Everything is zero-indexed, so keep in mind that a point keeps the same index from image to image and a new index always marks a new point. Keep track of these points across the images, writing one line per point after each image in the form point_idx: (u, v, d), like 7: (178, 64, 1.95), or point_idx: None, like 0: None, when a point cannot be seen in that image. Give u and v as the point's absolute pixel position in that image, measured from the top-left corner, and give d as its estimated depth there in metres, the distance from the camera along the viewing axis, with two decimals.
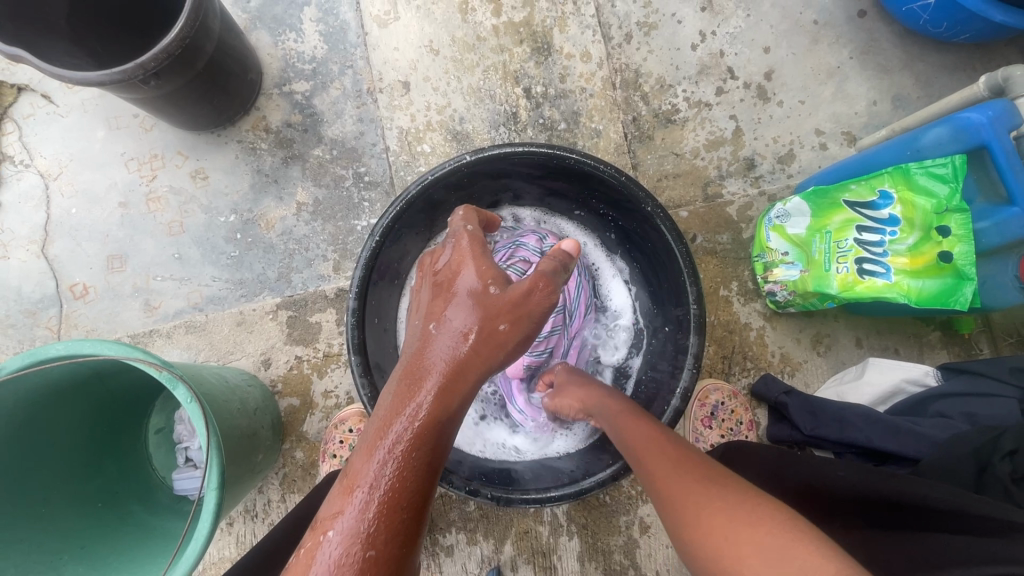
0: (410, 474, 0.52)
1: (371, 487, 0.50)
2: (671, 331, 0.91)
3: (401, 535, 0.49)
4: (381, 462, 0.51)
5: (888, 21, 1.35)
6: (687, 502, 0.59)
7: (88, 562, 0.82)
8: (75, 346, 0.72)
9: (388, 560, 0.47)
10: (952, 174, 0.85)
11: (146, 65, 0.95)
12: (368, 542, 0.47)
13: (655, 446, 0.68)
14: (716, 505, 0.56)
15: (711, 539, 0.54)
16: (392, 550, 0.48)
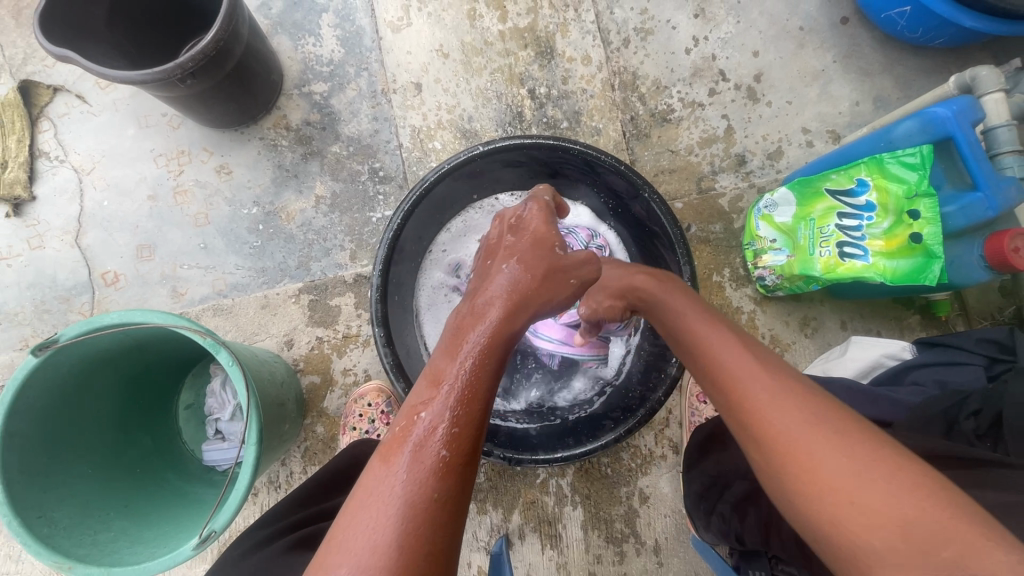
0: (487, 373, 0.54)
1: (454, 380, 0.52)
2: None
3: (479, 425, 0.52)
4: (463, 360, 0.54)
5: (868, 27, 1.44)
6: (805, 450, 0.50)
7: (132, 518, 0.89)
8: (128, 315, 0.80)
9: (471, 445, 0.51)
10: (920, 162, 0.94)
11: (184, 64, 1.03)
12: (454, 425, 0.50)
13: (750, 369, 0.58)
14: (844, 461, 0.48)
15: (837, 503, 0.48)
16: (474, 438, 0.51)
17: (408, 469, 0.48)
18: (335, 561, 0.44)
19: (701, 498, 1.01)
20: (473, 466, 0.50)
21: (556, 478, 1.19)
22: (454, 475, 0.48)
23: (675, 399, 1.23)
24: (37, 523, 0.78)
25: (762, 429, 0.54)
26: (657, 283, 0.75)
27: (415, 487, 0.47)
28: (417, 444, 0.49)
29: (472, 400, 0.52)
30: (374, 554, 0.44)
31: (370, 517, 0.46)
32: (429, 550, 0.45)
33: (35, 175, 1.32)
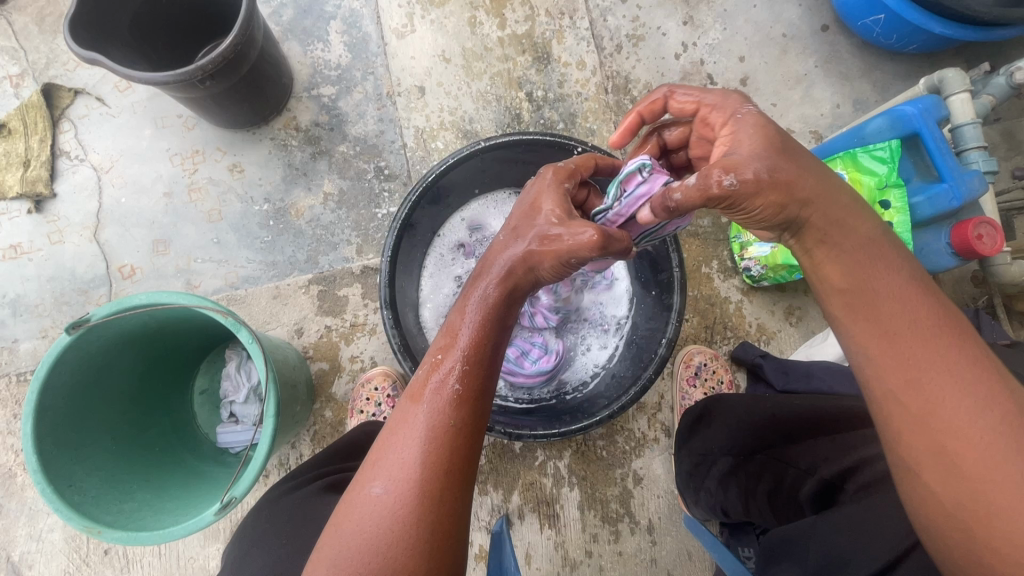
0: (493, 330, 0.66)
1: (466, 334, 0.65)
2: (659, 294, 1.04)
3: (486, 369, 0.64)
4: (471, 314, 0.67)
5: (848, 34, 1.53)
6: (976, 451, 0.51)
7: (153, 491, 0.94)
8: (156, 296, 0.86)
9: (480, 385, 0.63)
10: (889, 156, 1.01)
11: (204, 67, 1.10)
12: (465, 368, 0.63)
13: (948, 356, 0.54)
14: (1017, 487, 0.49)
15: (981, 500, 0.50)
16: (483, 379, 0.63)
17: (431, 404, 0.60)
18: (376, 475, 0.57)
19: (692, 476, 1.06)
20: (483, 401, 0.63)
21: (554, 460, 1.25)
22: (467, 407, 0.61)
23: (667, 385, 1.29)
24: (67, 490, 0.83)
25: (932, 418, 0.53)
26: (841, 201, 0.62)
27: (435, 417, 0.59)
28: (436, 385, 0.61)
29: (479, 350, 0.64)
30: (404, 467, 0.57)
31: (402, 441, 0.58)
32: (449, 463, 0.58)
33: (56, 173, 1.38)
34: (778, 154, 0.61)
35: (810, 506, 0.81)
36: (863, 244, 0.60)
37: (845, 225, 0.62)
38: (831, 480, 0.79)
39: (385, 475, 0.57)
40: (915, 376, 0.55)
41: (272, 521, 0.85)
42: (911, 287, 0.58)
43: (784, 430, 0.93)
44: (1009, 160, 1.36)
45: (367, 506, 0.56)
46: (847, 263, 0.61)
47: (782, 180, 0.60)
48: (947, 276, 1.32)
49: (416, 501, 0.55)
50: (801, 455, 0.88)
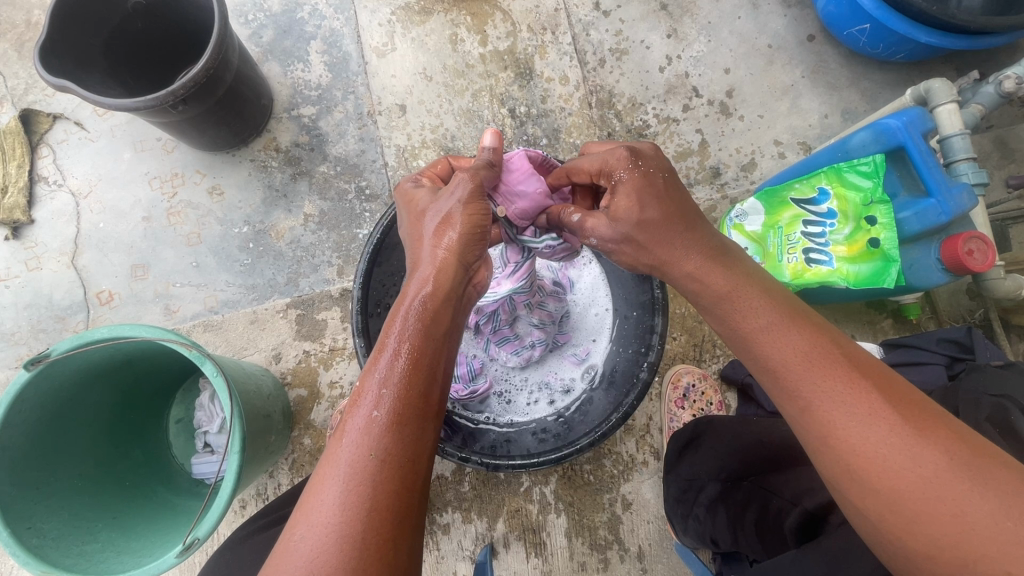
0: (425, 335, 0.61)
1: (393, 350, 0.59)
2: (641, 352, 1.00)
3: (419, 390, 0.58)
4: (400, 326, 0.61)
5: (834, 44, 1.50)
6: (878, 471, 0.50)
7: (121, 529, 0.91)
8: (119, 329, 0.84)
9: (410, 408, 0.57)
10: (874, 170, 0.99)
11: (176, 92, 1.08)
12: (393, 390, 0.57)
13: (819, 375, 0.55)
14: (920, 470, 0.49)
15: (898, 518, 0.49)
16: (415, 399, 0.57)
17: (354, 436, 0.54)
18: (297, 521, 0.52)
19: (679, 502, 1.01)
20: (415, 424, 0.56)
21: (539, 486, 1.21)
22: (397, 432, 0.55)
23: (655, 406, 1.26)
24: (26, 533, 0.80)
25: (831, 445, 0.53)
26: (686, 240, 0.67)
27: (359, 450, 0.53)
28: (361, 416, 0.55)
29: (405, 372, 0.58)
30: (323, 512, 0.51)
31: (324, 480, 0.53)
32: (378, 497, 0.52)
33: (34, 199, 1.37)
34: (643, 225, 0.67)
35: (794, 540, 0.76)
36: (720, 293, 0.63)
37: (702, 257, 0.66)
38: (814, 511, 0.76)
39: (306, 520, 0.51)
40: (802, 401, 0.55)
41: (236, 561, 0.82)
42: (747, 292, 0.62)
43: (770, 457, 0.91)
44: (1002, 168, 1.33)
45: (285, 559, 0.49)
46: (719, 304, 0.64)
47: (648, 231, 0.67)
48: (943, 289, 1.29)
49: (339, 548, 0.49)
50: (784, 484, 0.84)
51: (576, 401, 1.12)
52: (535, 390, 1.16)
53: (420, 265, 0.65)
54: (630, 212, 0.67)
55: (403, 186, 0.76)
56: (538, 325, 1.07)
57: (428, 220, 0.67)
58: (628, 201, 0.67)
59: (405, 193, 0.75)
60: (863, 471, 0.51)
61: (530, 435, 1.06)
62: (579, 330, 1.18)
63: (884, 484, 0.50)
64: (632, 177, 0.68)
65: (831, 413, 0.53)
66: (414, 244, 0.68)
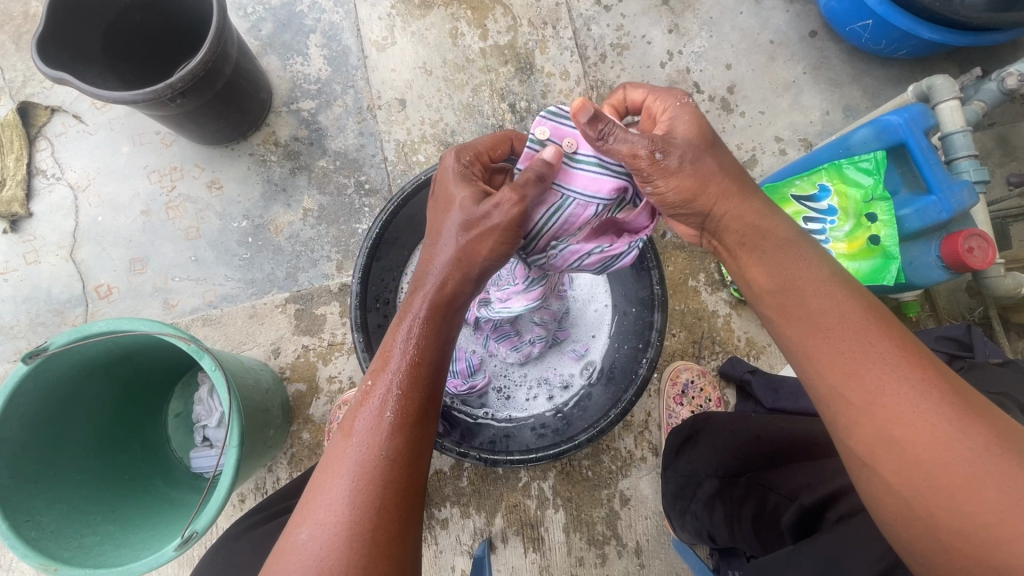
0: (433, 334, 0.61)
1: (403, 349, 0.59)
2: (639, 348, 1.00)
3: (424, 391, 0.58)
4: (407, 324, 0.60)
5: (836, 40, 1.50)
6: (924, 448, 0.50)
7: (120, 523, 0.91)
8: (117, 323, 0.83)
9: (417, 408, 0.57)
10: (875, 167, 0.99)
11: (174, 85, 1.07)
12: (401, 390, 0.57)
13: (877, 341, 0.54)
14: (966, 448, 0.49)
15: (938, 492, 0.49)
16: (419, 397, 0.57)
17: (363, 436, 0.54)
18: (303, 520, 0.52)
19: (677, 498, 1.01)
20: (420, 423, 0.57)
21: (537, 481, 1.21)
22: (405, 432, 0.55)
23: (654, 402, 1.26)
24: (24, 526, 0.80)
25: (878, 421, 0.52)
26: (743, 187, 0.64)
27: (369, 450, 0.53)
28: (370, 416, 0.55)
29: (407, 368, 0.58)
30: (332, 511, 0.51)
31: (331, 478, 0.53)
32: (387, 495, 0.52)
33: (32, 192, 1.37)
34: (708, 145, 0.63)
35: (790, 535, 0.76)
36: (779, 244, 0.62)
37: (756, 212, 0.64)
38: (811, 508, 0.75)
39: (311, 519, 0.51)
40: (857, 365, 0.54)
41: (227, 558, 0.82)
42: (799, 254, 0.61)
43: (769, 454, 0.91)
44: (1004, 166, 1.33)
45: (290, 556, 0.50)
46: (769, 264, 0.62)
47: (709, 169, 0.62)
48: (943, 286, 1.29)
49: (344, 547, 0.49)
50: (782, 480, 0.84)
51: (575, 397, 1.12)
52: (535, 385, 1.16)
53: (425, 264, 0.64)
54: (693, 132, 0.63)
55: (450, 159, 0.70)
56: (540, 323, 1.07)
57: (444, 218, 0.65)
58: (688, 123, 0.64)
59: (449, 172, 0.68)
60: (909, 447, 0.51)
61: (527, 432, 1.06)
62: (579, 326, 1.17)
63: (930, 460, 0.50)
64: (696, 106, 0.65)
65: (881, 384, 0.53)
66: (431, 239, 0.65)
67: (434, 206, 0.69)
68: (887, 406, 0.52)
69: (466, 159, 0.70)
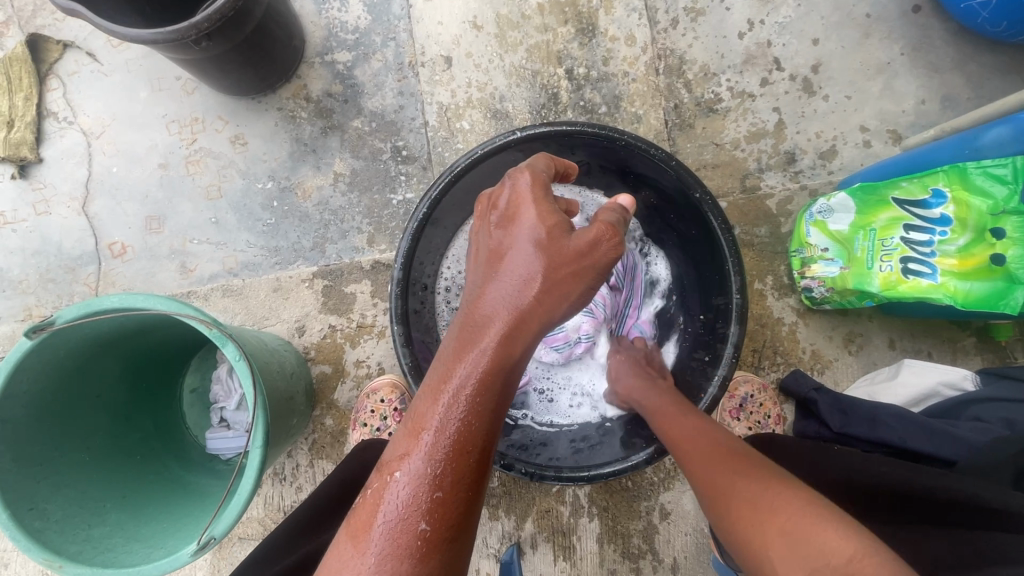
0: (475, 417, 0.52)
1: (438, 435, 0.51)
2: (708, 363, 0.89)
3: (462, 492, 0.50)
4: (445, 408, 0.52)
5: (943, 18, 1.31)
6: (749, 518, 0.58)
7: (131, 510, 0.84)
8: (130, 299, 0.73)
9: (452, 518, 0.49)
10: (1011, 176, 0.84)
11: (199, 25, 0.94)
12: (430, 492, 0.49)
13: (722, 458, 0.67)
14: (778, 506, 0.56)
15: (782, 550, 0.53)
16: (456, 504, 0.50)
17: (381, 549, 0.46)
18: None
19: None
20: (456, 532, 0.49)
21: (573, 488, 1.13)
22: (437, 548, 0.48)
23: None
24: (27, 515, 0.73)
25: (730, 506, 0.61)
26: (653, 382, 0.88)
27: (388, 570, 0.46)
28: (391, 521, 0.48)
29: (445, 465, 0.50)
30: None
31: None
32: None
33: (43, 136, 1.26)
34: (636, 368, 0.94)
35: None
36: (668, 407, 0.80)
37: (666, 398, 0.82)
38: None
39: None
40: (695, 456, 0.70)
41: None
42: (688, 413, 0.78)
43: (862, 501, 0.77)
44: None
45: None
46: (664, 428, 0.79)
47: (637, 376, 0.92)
48: None
49: None
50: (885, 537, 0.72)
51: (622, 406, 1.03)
52: (578, 391, 1.06)
53: (494, 310, 0.57)
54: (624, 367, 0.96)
55: (524, 175, 0.65)
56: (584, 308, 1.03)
57: (519, 253, 0.60)
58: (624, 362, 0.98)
59: (519, 186, 0.64)
60: (751, 527, 0.57)
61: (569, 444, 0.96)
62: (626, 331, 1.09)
63: (764, 528, 0.55)
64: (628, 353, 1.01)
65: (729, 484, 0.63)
66: (496, 265, 0.61)
67: (496, 231, 0.64)
68: (734, 498, 0.61)
69: (539, 172, 0.67)
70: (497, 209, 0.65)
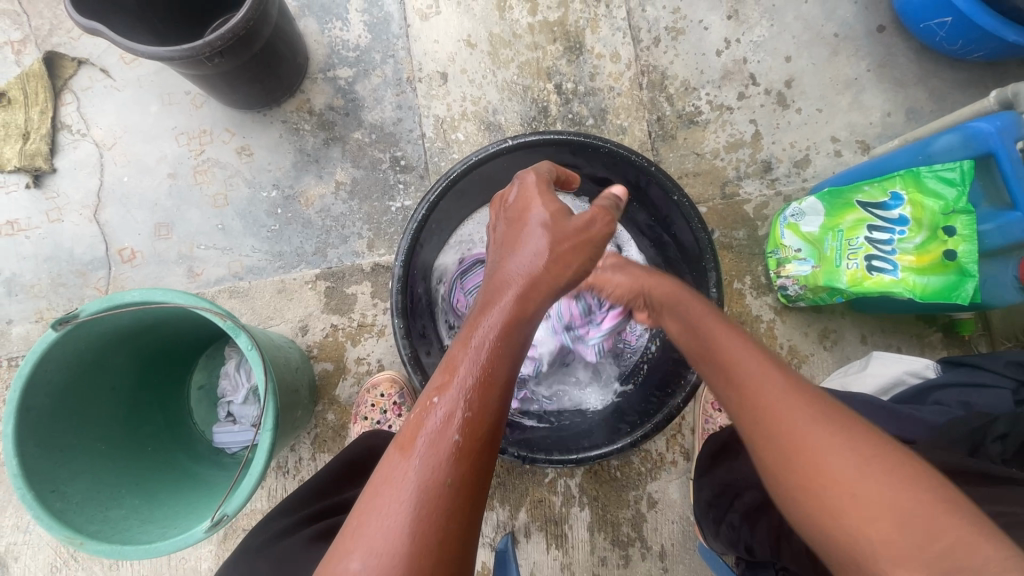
0: (499, 352, 0.57)
1: (470, 367, 0.55)
2: (688, 353, 0.95)
3: (491, 418, 0.54)
4: (475, 347, 0.57)
5: (905, 37, 1.41)
6: (834, 475, 0.50)
7: (144, 496, 0.88)
8: (149, 293, 0.79)
9: (481, 440, 0.52)
10: (959, 178, 0.92)
11: (212, 43, 1.02)
12: (464, 415, 0.52)
13: (789, 392, 0.57)
14: (879, 476, 0.48)
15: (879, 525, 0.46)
16: (486, 427, 0.53)
17: (421, 460, 0.50)
18: (355, 546, 0.47)
19: (712, 506, 1.01)
20: (486, 452, 0.53)
21: (564, 478, 1.18)
22: (468, 462, 0.51)
23: (690, 406, 1.22)
24: (49, 497, 0.77)
25: (798, 454, 0.52)
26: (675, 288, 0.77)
27: (428, 477, 0.49)
28: (430, 437, 0.51)
29: (477, 392, 0.54)
30: (387, 537, 0.46)
31: (387, 503, 0.48)
32: (449, 531, 0.48)
33: (57, 148, 1.32)
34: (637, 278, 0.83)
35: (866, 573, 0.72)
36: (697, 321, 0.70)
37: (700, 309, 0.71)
38: None
39: (364, 547, 0.46)
40: (747, 397, 0.58)
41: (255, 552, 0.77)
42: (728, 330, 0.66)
43: None
44: None
45: None
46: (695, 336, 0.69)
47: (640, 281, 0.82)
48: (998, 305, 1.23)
49: None
50: None
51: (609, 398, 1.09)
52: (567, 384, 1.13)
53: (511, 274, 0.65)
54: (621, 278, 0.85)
55: (530, 174, 0.77)
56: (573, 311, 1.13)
57: (529, 229, 0.69)
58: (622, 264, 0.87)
59: (527, 183, 0.76)
60: (839, 489, 0.49)
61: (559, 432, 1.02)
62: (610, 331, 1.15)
63: (856, 496, 0.48)
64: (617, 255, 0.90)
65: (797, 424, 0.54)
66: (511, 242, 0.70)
67: (510, 220, 0.73)
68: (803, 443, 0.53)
69: (543, 174, 0.79)
70: (508, 205, 0.76)
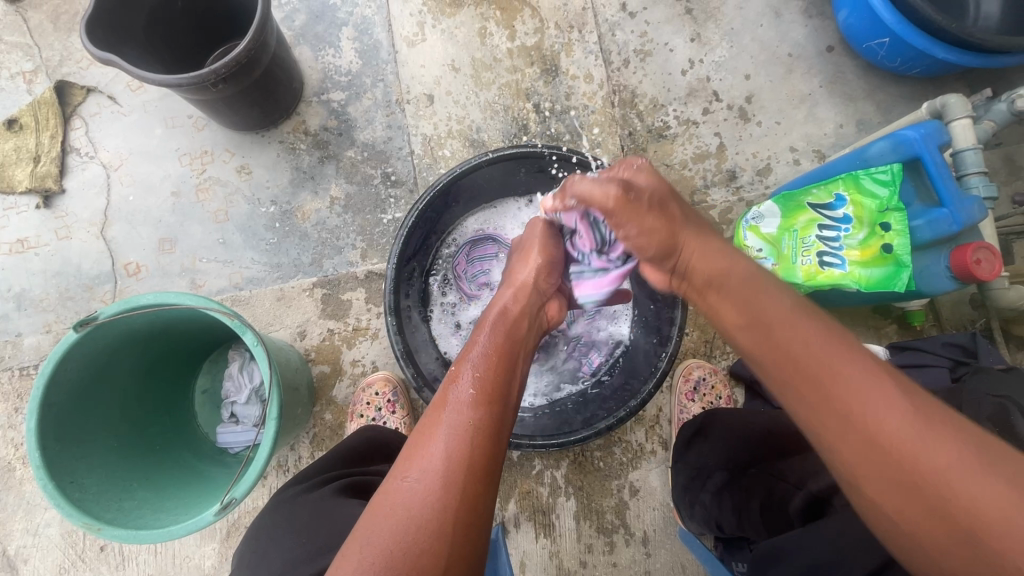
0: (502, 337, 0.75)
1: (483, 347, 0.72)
2: (659, 343, 1.03)
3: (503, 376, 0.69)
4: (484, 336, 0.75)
5: (853, 56, 1.54)
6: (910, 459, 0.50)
7: (154, 489, 0.94)
8: (163, 297, 0.87)
9: (496, 391, 0.66)
10: (890, 179, 1.03)
11: (217, 70, 1.11)
12: (482, 374, 0.68)
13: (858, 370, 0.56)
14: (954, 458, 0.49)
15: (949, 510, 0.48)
16: (501, 382, 0.68)
17: (456, 404, 0.64)
18: (405, 469, 0.59)
19: (686, 489, 1.07)
20: (504, 401, 0.67)
21: (550, 470, 1.26)
22: (489, 404, 0.64)
23: (666, 398, 1.30)
24: (68, 487, 0.84)
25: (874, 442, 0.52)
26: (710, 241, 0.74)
27: (460, 414, 0.62)
28: (458, 390, 0.65)
29: (489, 359, 0.70)
30: (431, 458, 0.58)
31: (430, 437, 0.61)
32: (480, 453, 0.59)
33: (66, 169, 1.40)
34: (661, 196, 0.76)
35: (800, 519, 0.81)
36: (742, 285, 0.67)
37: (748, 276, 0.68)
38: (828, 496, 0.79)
39: (415, 467, 0.58)
40: (818, 376, 0.56)
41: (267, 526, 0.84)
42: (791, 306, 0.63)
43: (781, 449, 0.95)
44: (1009, 184, 1.38)
45: (396, 499, 0.56)
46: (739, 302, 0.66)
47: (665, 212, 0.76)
48: (946, 297, 1.33)
49: (443, 490, 0.56)
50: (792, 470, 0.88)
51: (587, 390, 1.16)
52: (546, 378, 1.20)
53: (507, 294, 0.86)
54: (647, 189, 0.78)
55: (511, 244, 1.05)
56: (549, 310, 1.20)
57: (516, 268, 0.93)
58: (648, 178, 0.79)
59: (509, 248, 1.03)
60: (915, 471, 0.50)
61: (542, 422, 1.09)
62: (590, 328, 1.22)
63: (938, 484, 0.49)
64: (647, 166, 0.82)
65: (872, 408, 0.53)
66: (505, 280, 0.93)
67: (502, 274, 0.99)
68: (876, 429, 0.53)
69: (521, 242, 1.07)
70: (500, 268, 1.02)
